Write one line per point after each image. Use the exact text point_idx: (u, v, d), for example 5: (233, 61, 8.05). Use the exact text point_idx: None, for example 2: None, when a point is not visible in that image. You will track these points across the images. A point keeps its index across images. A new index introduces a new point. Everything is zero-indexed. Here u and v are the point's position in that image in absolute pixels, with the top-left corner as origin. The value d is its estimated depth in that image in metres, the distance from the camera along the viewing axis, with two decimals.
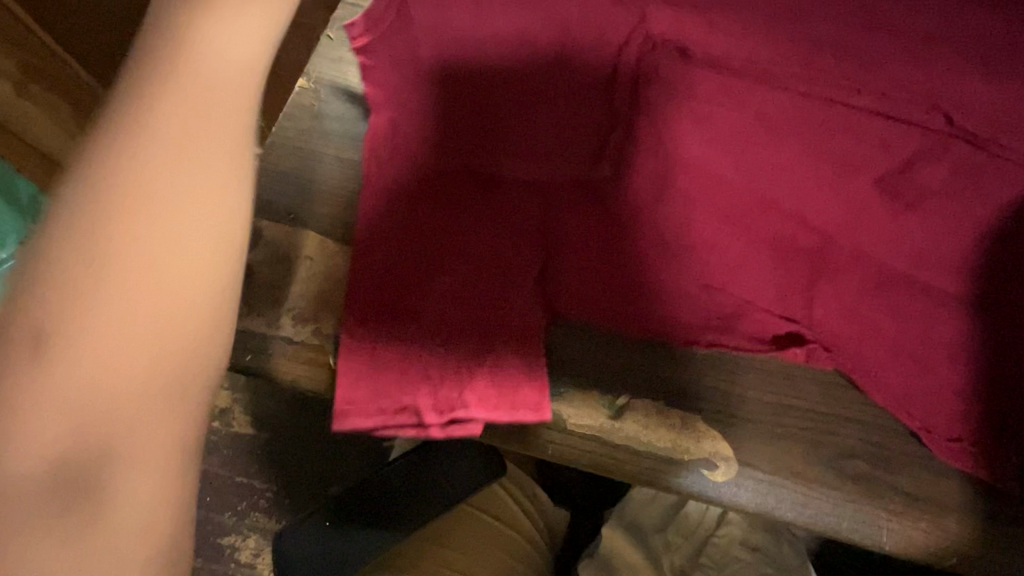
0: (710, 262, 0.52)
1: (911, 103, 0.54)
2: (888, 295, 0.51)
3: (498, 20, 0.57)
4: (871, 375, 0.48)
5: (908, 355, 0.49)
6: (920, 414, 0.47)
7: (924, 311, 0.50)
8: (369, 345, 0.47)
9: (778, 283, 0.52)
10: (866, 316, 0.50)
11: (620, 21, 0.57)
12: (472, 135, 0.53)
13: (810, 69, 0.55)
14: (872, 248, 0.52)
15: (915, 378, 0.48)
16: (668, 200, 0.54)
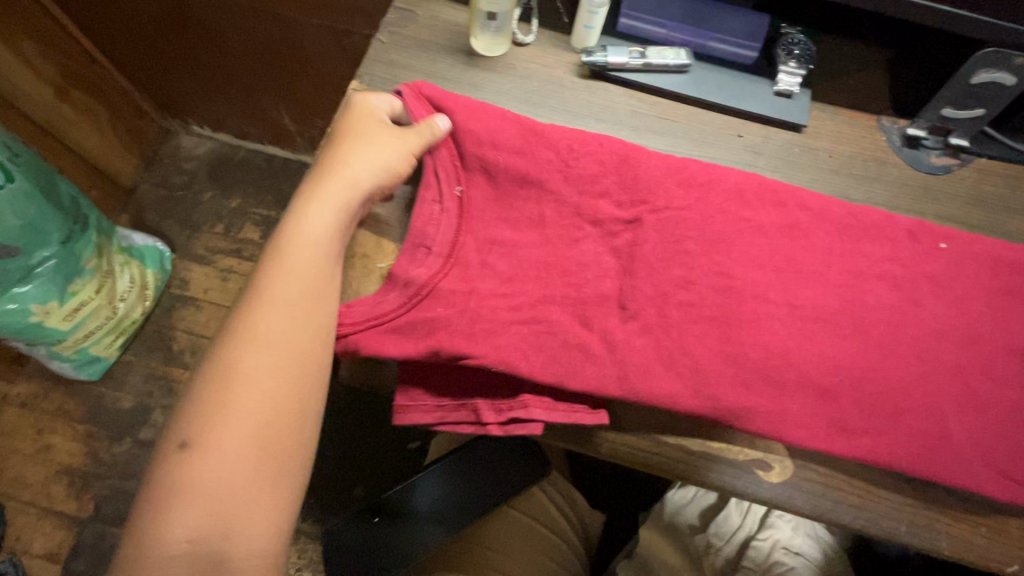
0: (789, 278, 0.48)
1: (950, 113, 0.55)
2: (980, 308, 0.47)
3: (544, 43, 0.61)
4: (959, 392, 0.45)
5: (988, 364, 0.46)
6: (1003, 422, 0.44)
7: (1006, 316, 0.47)
8: (433, 369, 0.48)
9: (871, 316, 0.46)
10: (960, 342, 0.46)
11: (660, 36, 0.60)
12: (531, 156, 0.51)
13: (837, 94, 0.60)
14: (962, 264, 0.48)
15: (996, 386, 0.45)
16: (741, 208, 0.50)
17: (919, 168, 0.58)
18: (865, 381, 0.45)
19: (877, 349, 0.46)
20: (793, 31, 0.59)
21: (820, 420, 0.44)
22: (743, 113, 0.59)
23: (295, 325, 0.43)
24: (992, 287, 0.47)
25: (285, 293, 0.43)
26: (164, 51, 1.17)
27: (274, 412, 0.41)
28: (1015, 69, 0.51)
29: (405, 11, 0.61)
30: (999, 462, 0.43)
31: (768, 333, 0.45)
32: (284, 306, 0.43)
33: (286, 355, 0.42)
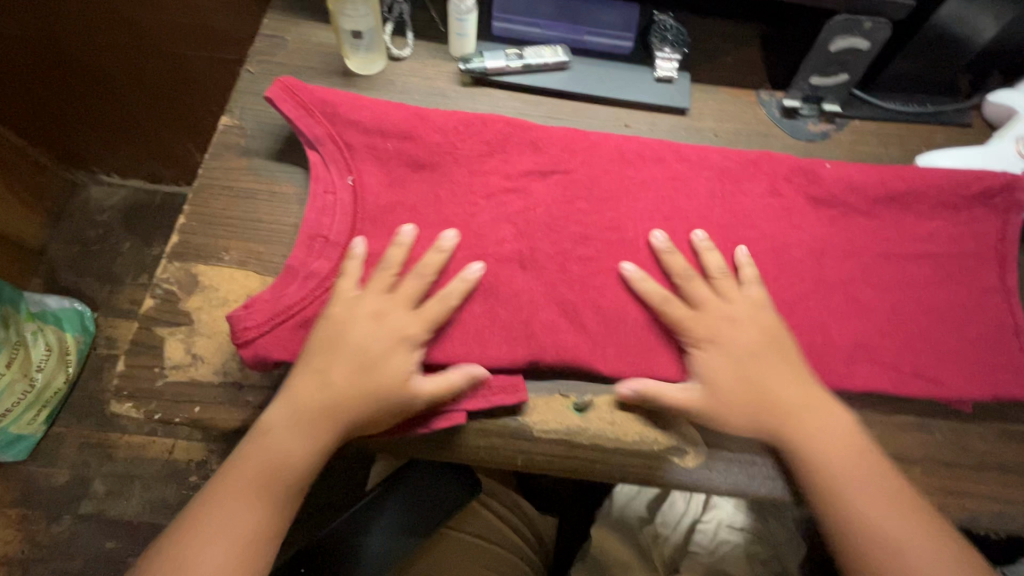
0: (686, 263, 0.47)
1: (818, 82, 0.58)
2: (863, 268, 0.49)
3: (424, 55, 0.60)
4: (851, 353, 0.46)
5: (873, 322, 0.47)
6: (893, 376, 0.46)
7: (886, 274, 0.49)
8: None
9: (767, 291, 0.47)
10: (846, 305, 0.48)
11: (537, 37, 0.60)
12: (413, 174, 0.49)
13: (715, 74, 0.62)
14: (841, 230, 0.50)
15: (884, 343, 0.47)
16: (637, 198, 0.49)
17: (799, 137, 0.59)
18: None
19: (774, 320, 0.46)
20: (664, 18, 0.60)
21: None
22: (627, 103, 0.59)
23: (334, 384, 0.40)
24: (868, 246, 0.50)
25: (355, 345, 0.41)
26: (51, 102, 1.10)
27: (283, 466, 0.39)
28: (867, 33, 0.53)
29: (273, 38, 0.59)
30: None
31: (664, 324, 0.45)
32: (351, 360, 0.41)
33: (330, 408, 0.40)
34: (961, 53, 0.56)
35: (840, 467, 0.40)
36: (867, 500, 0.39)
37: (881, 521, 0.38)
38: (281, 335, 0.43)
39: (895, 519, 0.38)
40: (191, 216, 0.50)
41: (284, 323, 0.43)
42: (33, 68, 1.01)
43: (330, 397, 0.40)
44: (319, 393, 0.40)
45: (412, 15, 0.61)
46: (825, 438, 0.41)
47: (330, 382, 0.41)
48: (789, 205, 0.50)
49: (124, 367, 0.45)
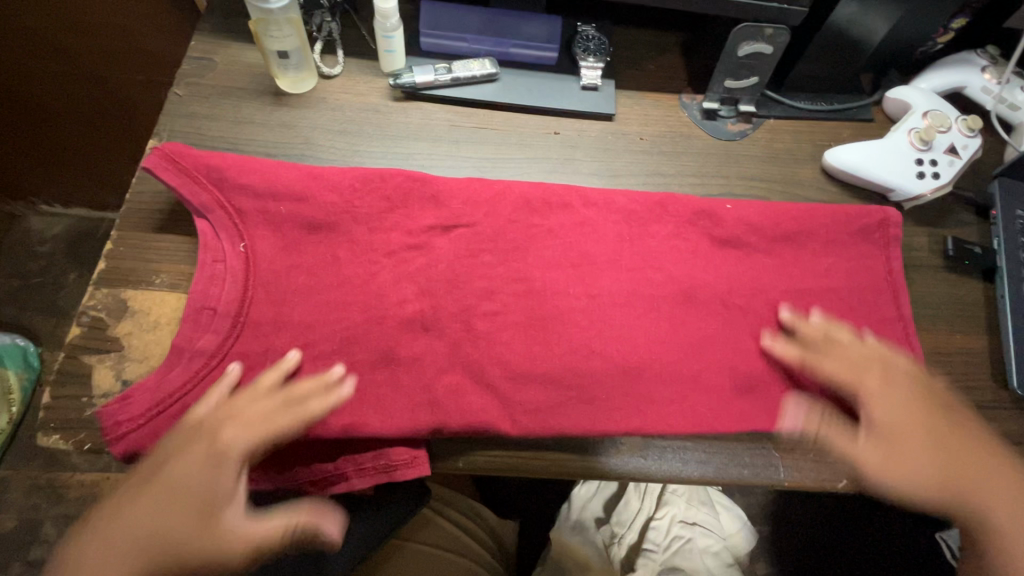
0: (594, 290, 0.51)
1: (733, 85, 0.61)
2: (763, 288, 0.53)
3: (356, 72, 0.61)
4: (756, 381, 0.49)
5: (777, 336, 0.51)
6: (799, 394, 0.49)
7: (786, 292, 0.53)
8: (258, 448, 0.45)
9: (671, 316, 0.51)
10: (748, 320, 0.51)
11: (465, 51, 0.62)
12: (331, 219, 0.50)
13: (640, 80, 0.65)
14: (741, 245, 0.54)
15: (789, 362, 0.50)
16: (553, 216, 0.54)
17: (719, 137, 0.62)
18: (679, 370, 0.49)
19: (661, 362, 0.49)
20: (586, 29, 0.63)
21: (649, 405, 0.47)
22: (556, 111, 0.62)
23: (190, 467, 0.38)
24: (767, 258, 0.54)
25: (223, 427, 0.40)
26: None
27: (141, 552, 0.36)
28: (768, 39, 0.57)
29: (200, 59, 0.59)
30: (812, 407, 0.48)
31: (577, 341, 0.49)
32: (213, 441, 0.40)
33: (187, 490, 0.38)
34: (858, 52, 0.60)
35: (894, 456, 0.43)
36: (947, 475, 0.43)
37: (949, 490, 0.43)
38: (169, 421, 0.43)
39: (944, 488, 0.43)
40: (119, 241, 0.50)
41: (171, 410, 0.43)
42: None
43: (186, 483, 0.38)
44: (174, 477, 0.38)
45: (342, 33, 0.62)
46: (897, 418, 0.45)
47: (185, 463, 0.38)
48: (673, 240, 0.54)
49: (51, 398, 0.44)
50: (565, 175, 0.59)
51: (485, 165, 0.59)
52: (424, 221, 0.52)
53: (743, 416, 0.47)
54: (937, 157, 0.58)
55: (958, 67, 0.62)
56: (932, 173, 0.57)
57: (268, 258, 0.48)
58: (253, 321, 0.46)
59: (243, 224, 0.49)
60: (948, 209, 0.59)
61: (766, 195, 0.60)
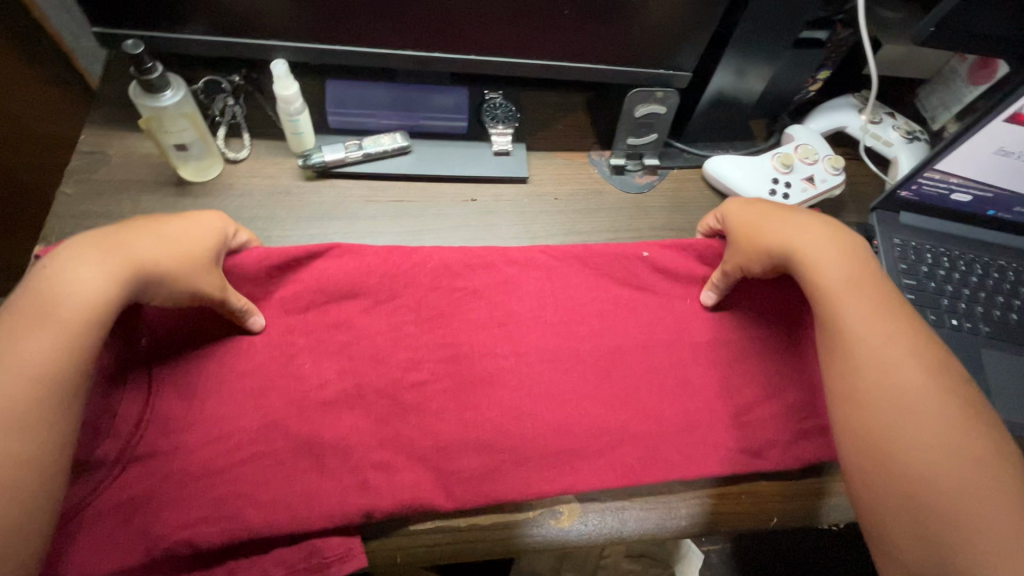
0: (523, 349, 0.51)
1: (632, 142, 0.65)
2: (687, 329, 0.54)
3: (264, 154, 0.60)
4: (686, 420, 0.50)
5: (702, 374, 0.52)
6: (730, 431, 0.50)
7: (711, 330, 0.55)
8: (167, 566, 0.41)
9: (599, 365, 0.51)
10: (674, 362, 0.53)
11: (376, 127, 0.62)
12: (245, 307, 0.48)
13: (549, 141, 0.68)
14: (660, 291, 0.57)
15: (714, 399, 0.51)
16: (475, 282, 0.54)
17: (628, 190, 0.66)
18: (609, 420, 0.49)
19: (585, 418, 0.49)
20: (493, 97, 0.65)
21: (580, 470, 0.47)
22: (471, 178, 0.63)
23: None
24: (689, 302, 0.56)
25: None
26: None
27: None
28: (660, 101, 0.61)
29: (92, 153, 0.56)
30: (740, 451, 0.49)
31: (509, 412, 0.48)
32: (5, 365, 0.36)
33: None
34: (740, 106, 0.66)
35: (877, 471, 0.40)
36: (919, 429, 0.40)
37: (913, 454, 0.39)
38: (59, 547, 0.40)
39: (904, 449, 0.40)
40: None
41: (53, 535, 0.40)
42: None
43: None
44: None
45: (247, 115, 0.62)
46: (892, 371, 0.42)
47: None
48: (595, 298, 0.54)
49: None
50: (485, 240, 0.60)
51: (403, 237, 0.59)
52: (341, 304, 0.51)
53: (667, 467, 0.48)
54: (793, 179, 0.63)
55: (833, 112, 0.69)
56: (783, 194, 0.62)
57: None
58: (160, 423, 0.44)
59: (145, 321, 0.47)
60: None
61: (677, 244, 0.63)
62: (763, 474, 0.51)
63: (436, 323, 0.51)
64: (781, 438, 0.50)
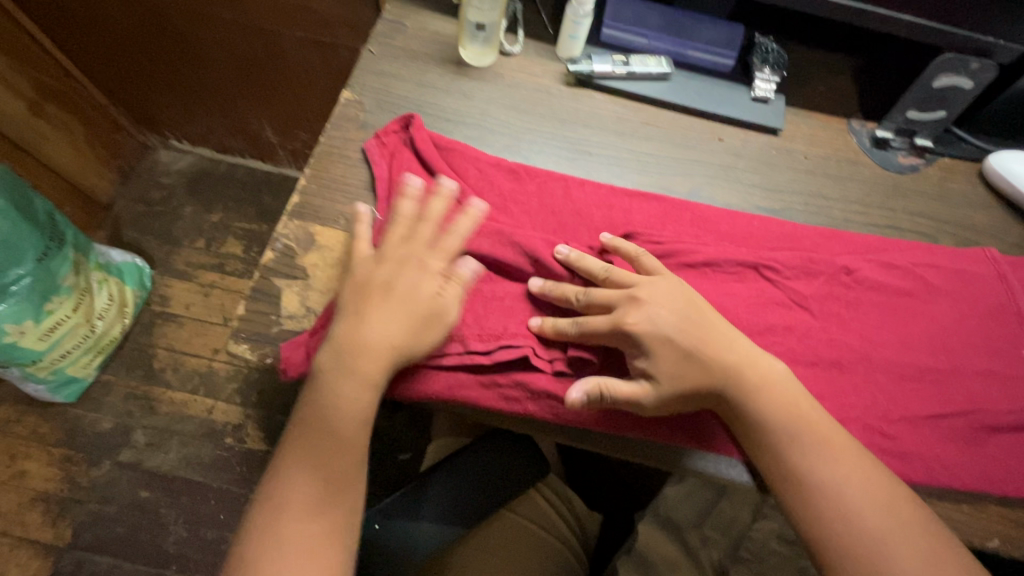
0: (755, 293, 0.52)
1: (912, 115, 0.59)
2: (925, 317, 0.52)
3: (533, 55, 0.63)
4: (910, 406, 0.48)
5: (937, 368, 0.50)
6: (962, 432, 0.47)
7: (958, 331, 0.51)
8: (458, 381, 0.46)
9: (825, 329, 0.51)
10: (911, 348, 0.50)
11: (642, 50, 0.63)
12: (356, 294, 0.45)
13: (810, 98, 0.64)
14: (910, 274, 0.53)
15: (944, 393, 0.49)
16: (715, 222, 0.55)
17: (888, 168, 0.61)
18: (833, 383, 0.48)
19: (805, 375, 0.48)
20: (766, 40, 0.62)
21: None
22: (723, 119, 0.62)
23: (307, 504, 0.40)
24: (941, 295, 0.53)
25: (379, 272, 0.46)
26: (120, 51, 1.14)
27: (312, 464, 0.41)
28: (972, 73, 0.55)
29: (393, 22, 0.63)
30: (974, 459, 0.46)
31: None
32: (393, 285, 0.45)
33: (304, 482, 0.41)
34: None
35: None
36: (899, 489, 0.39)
37: (878, 529, 0.38)
38: None
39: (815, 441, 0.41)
40: (312, 178, 0.54)
41: None
42: (123, 19, 1.05)
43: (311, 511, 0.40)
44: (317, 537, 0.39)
45: (524, 14, 0.64)
46: (770, 409, 0.42)
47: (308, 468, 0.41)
48: (842, 261, 0.54)
49: (243, 310, 0.48)
50: (725, 181, 0.59)
51: (649, 159, 0.59)
52: (590, 208, 0.54)
53: (891, 448, 0.46)
54: None
55: None
56: None
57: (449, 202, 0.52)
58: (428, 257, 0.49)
59: (429, 168, 0.53)
60: None
61: (932, 234, 0.57)
62: (997, 493, 0.47)
63: (677, 245, 0.53)
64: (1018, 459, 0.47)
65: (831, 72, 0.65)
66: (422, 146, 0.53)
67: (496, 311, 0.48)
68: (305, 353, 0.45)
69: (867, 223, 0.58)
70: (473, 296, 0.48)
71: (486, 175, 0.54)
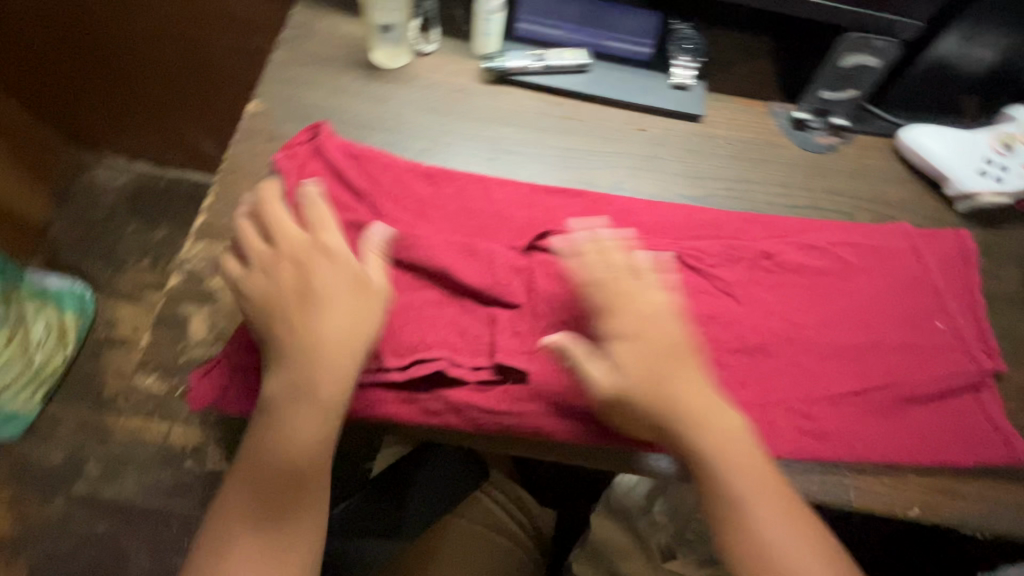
0: (679, 284, 0.51)
1: (826, 95, 0.60)
2: (845, 296, 0.53)
3: (449, 53, 0.61)
4: (831, 385, 0.49)
5: (857, 345, 0.51)
6: (881, 406, 0.48)
7: (876, 307, 0.52)
8: (376, 398, 0.46)
9: (748, 314, 0.51)
10: (831, 327, 0.51)
11: (560, 43, 0.62)
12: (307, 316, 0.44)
13: (730, 83, 0.64)
14: (830, 254, 0.54)
15: (863, 369, 0.50)
16: (638, 215, 0.55)
17: (807, 148, 0.61)
18: (755, 368, 0.49)
19: (727, 363, 0.49)
20: (683, 26, 0.62)
21: (720, 408, 0.47)
22: (645, 108, 0.61)
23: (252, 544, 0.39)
24: (860, 273, 0.54)
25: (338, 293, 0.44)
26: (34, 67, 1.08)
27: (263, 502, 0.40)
28: (876, 51, 0.55)
29: (301, 26, 0.60)
30: (891, 432, 0.48)
31: (659, 335, 0.49)
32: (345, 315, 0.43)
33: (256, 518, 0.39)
34: (961, 77, 0.59)
35: None
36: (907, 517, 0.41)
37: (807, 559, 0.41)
38: None
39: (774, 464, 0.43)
40: (218, 197, 0.51)
41: None
42: (33, 30, 1.00)
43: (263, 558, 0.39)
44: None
45: (439, 11, 0.63)
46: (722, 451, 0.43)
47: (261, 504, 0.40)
48: (764, 245, 0.54)
49: (148, 340, 0.46)
50: (648, 172, 0.59)
51: (571, 154, 0.59)
52: (511, 209, 0.54)
53: (810, 427, 0.47)
54: (1009, 164, 0.56)
55: None
56: (994, 177, 0.56)
57: (362, 213, 0.51)
58: None
59: (341, 178, 0.52)
60: None
61: (850, 212, 0.58)
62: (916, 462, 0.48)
63: (599, 241, 0.52)
64: (933, 428, 0.48)
65: (751, 56, 0.65)
66: (333, 156, 0.52)
67: (412, 323, 0.48)
68: (212, 385, 0.44)
69: (789, 204, 0.58)
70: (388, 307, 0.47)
71: (402, 181, 0.53)
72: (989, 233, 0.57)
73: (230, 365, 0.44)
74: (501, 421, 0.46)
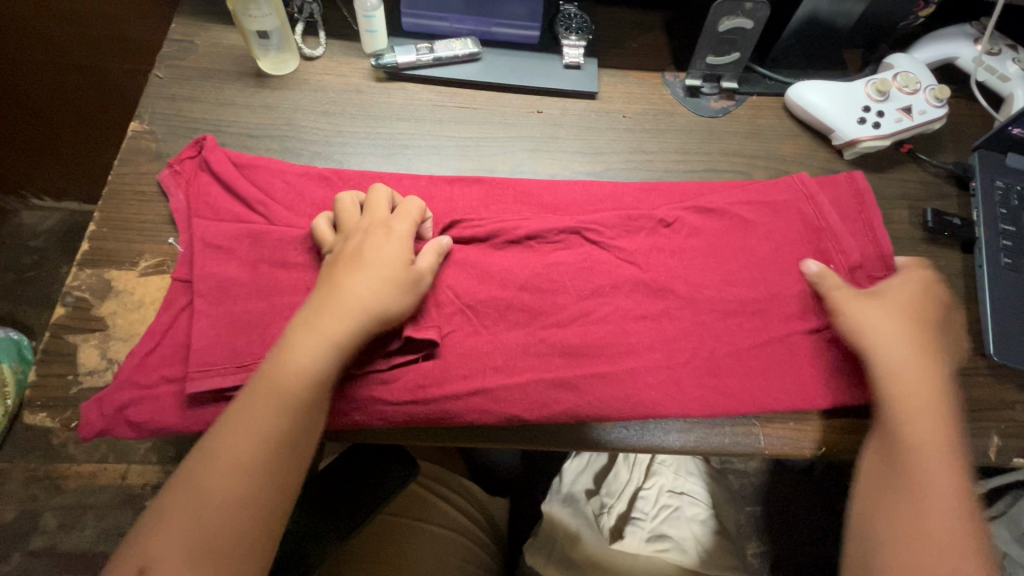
0: (580, 257, 0.52)
1: (712, 60, 0.61)
2: (744, 251, 0.54)
3: (338, 55, 0.61)
4: (735, 338, 0.50)
5: (758, 298, 0.52)
6: (784, 353, 0.50)
7: (775, 258, 0.54)
8: None
9: (650, 279, 0.52)
10: (731, 283, 0.52)
11: (448, 34, 0.62)
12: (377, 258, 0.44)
13: (623, 58, 0.65)
14: (726, 213, 0.55)
15: (764, 320, 0.51)
16: (538, 194, 0.55)
17: (701, 113, 0.63)
18: (660, 331, 0.50)
19: (632, 329, 0.49)
20: (567, 7, 0.63)
21: (626, 375, 0.47)
22: (539, 90, 0.62)
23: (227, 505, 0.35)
24: (757, 227, 0.55)
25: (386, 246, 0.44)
26: None
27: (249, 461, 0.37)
28: (749, 13, 0.57)
29: (181, 42, 0.59)
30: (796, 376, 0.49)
31: (562, 311, 0.49)
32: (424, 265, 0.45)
33: (224, 529, 0.35)
34: (837, 30, 0.61)
35: None
36: (954, 474, 0.40)
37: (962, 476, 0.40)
38: (166, 399, 0.43)
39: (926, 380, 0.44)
40: (102, 222, 0.50)
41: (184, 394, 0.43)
42: None
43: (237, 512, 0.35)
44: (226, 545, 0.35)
45: (324, 14, 0.62)
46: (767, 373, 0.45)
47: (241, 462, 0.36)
48: (661, 211, 0.55)
49: (35, 375, 0.45)
50: (547, 152, 0.59)
51: (469, 143, 0.59)
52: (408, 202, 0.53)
53: (717, 381, 0.48)
54: (886, 108, 0.58)
55: (940, 41, 0.63)
56: (874, 121, 0.58)
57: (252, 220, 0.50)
58: (234, 283, 0.47)
59: (228, 188, 0.51)
60: (928, 183, 0.60)
61: (746, 171, 0.60)
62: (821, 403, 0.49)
63: (498, 224, 0.52)
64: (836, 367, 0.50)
65: (641, 30, 0.67)
66: (218, 166, 0.51)
67: None
68: (103, 409, 0.43)
69: (687, 170, 0.60)
70: (283, 313, 0.46)
71: (294, 185, 0.52)
72: (878, 176, 0.60)
73: (120, 389, 0.43)
74: (408, 414, 0.45)
